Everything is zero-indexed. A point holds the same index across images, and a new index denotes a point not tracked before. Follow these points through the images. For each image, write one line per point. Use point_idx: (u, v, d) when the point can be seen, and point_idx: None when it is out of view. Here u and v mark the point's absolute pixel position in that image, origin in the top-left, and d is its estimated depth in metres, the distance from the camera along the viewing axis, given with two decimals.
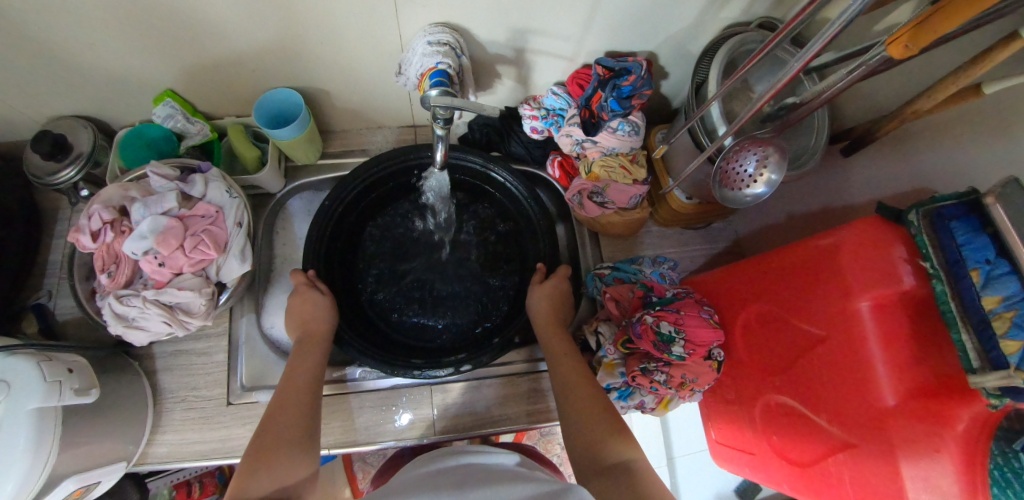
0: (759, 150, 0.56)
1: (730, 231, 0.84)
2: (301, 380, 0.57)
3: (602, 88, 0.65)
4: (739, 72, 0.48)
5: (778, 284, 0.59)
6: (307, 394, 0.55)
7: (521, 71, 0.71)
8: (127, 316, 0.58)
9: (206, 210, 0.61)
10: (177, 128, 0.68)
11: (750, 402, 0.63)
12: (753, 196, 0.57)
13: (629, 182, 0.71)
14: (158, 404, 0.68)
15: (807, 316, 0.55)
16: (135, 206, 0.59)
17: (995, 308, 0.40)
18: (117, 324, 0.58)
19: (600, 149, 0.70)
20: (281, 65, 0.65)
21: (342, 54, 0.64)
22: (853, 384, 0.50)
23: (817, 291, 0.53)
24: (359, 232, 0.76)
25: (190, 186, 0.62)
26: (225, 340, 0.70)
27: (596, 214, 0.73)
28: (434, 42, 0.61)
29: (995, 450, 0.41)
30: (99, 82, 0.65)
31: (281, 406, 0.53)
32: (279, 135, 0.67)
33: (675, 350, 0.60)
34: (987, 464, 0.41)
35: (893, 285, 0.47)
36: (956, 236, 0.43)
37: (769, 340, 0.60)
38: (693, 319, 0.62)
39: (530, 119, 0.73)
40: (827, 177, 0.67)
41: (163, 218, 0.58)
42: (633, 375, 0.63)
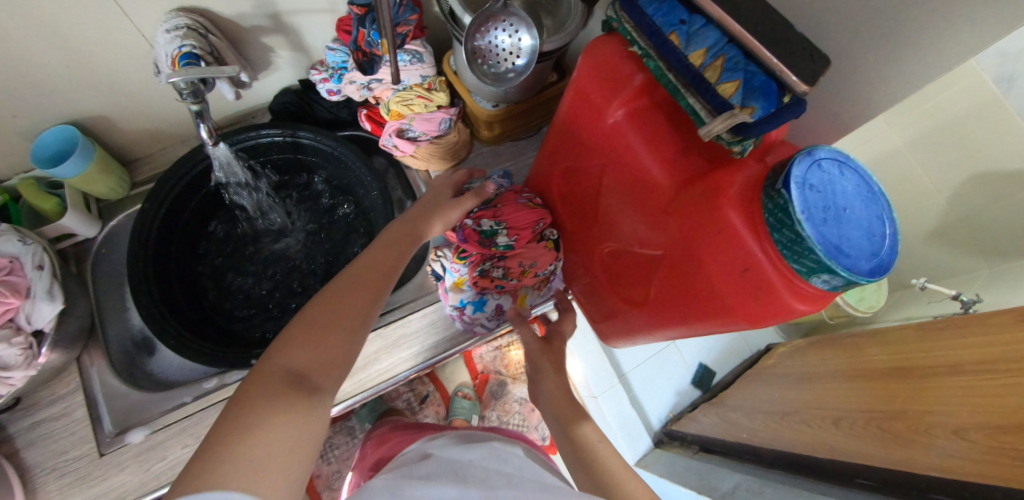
0: (505, 24, 0.57)
1: None
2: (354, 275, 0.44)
3: (363, 26, 0.65)
4: None
5: (562, 141, 0.58)
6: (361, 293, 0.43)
7: (290, 37, 0.71)
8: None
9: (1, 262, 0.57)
10: None
11: (591, 265, 0.63)
12: (518, 70, 0.59)
13: (434, 109, 0.71)
14: (26, 485, 0.62)
15: (591, 157, 0.55)
16: None
17: (704, 62, 0.43)
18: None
19: (389, 86, 0.70)
20: (36, 102, 0.63)
21: (92, 69, 0.62)
22: (644, 196, 0.51)
23: (585, 128, 0.54)
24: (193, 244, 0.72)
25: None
26: (82, 394, 0.67)
27: (413, 150, 0.73)
28: (171, 28, 0.60)
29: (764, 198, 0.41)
30: None
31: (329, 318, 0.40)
32: (61, 173, 0.65)
33: (501, 241, 0.60)
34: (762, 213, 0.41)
35: (629, 87, 0.48)
36: (646, 12, 0.44)
37: (580, 197, 0.60)
38: (510, 208, 0.62)
39: (322, 82, 0.72)
40: None
41: None
42: (476, 282, 0.61)
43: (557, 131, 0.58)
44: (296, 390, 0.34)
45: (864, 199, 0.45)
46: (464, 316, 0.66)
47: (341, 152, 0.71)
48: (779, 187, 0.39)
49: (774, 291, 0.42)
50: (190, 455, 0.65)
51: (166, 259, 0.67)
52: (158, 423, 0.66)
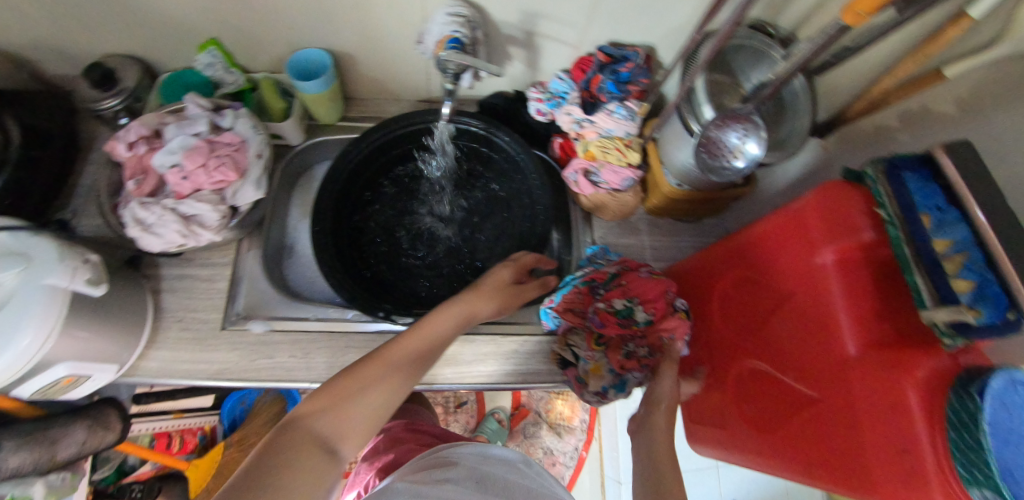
0: (740, 127, 0.61)
1: (721, 226, 0.86)
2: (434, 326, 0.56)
3: (601, 72, 0.72)
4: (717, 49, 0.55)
5: (752, 251, 0.61)
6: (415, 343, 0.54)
7: (531, 53, 0.78)
8: (150, 221, 0.63)
9: (229, 138, 0.67)
10: (215, 75, 0.76)
11: (724, 370, 0.65)
12: (735, 168, 0.62)
13: (623, 164, 0.75)
14: (156, 321, 0.71)
15: (777, 279, 0.57)
16: (171, 127, 0.66)
17: (946, 251, 0.43)
18: (139, 229, 0.63)
19: (597, 129, 0.75)
20: (315, 25, 0.73)
21: (369, 16, 0.71)
22: (818, 337, 0.52)
23: (787, 251, 0.56)
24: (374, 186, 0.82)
25: (218, 117, 0.68)
26: (229, 270, 0.74)
27: (590, 192, 0.77)
28: (453, 13, 0.68)
29: (950, 396, 0.40)
30: (153, 24, 0.73)
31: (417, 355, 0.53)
32: (306, 87, 0.74)
33: (639, 316, 0.63)
34: (945, 409, 0.41)
35: (854, 238, 0.50)
36: (907, 184, 0.46)
37: (742, 306, 0.63)
38: (635, 282, 0.66)
39: (536, 101, 0.79)
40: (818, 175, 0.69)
41: (193, 139, 0.65)
42: (623, 364, 0.63)
43: (749, 240, 0.62)
44: (370, 406, 0.47)
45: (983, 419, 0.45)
46: (608, 400, 0.67)
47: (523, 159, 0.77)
48: (973, 392, 0.38)
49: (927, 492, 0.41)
50: (293, 365, 0.70)
51: (348, 192, 0.77)
52: (280, 325, 0.72)
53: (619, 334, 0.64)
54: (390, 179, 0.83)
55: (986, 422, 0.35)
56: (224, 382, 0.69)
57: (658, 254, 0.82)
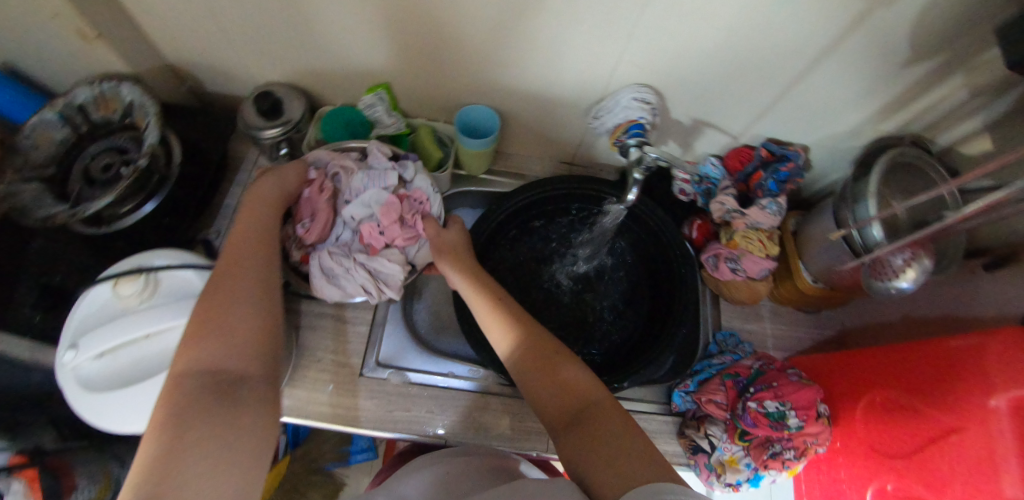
0: (911, 251, 0.63)
1: (836, 322, 0.87)
2: (246, 236, 0.55)
3: (763, 169, 0.76)
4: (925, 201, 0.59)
5: (912, 374, 0.64)
6: (261, 266, 0.53)
7: (687, 137, 0.82)
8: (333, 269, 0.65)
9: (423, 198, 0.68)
10: (376, 116, 0.78)
11: (863, 483, 0.66)
12: (898, 289, 0.64)
13: (762, 255, 0.77)
14: (296, 358, 0.70)
15: (941, 409, 0.59)
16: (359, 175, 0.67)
17: None
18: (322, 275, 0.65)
19: (746, 221, 0.76)
20: (489, 84, 0.75)
21: (546, 83, 0.73)
22: (980, 477, 0.53)
23: (955, 384, 0.58)
24: (523, 234, 0.87)
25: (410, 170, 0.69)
26: (370, 315, 0.75)
27: (727, 277, 0.81)
28: (640, 98, 0.70)
29: None
30: (332, 60, 0.74)
31: (250, 287, 0.51)
32: (469, 144, 0.75)
33: (791, 423, 0.64)
34: None
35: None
36: None
37: (891, 424, 0.64)
38: (789, 387, 0.66)
39: (683, 182, 0.82)
40: (962, 286, 0.67)
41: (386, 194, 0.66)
42: (765, 464, 0.65)
43: (908, 361, 0.65)
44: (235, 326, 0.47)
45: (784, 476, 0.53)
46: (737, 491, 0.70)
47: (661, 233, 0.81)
48: None
49: None
50: (428, 421, 0.69)
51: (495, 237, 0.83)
52: (421, 379, 0.72)
53: (766, 435, 0.65)
54: (535, 228, 0.88)
55: None
56: (359, 429, 0.68)
57: (778, 343, 0.84)
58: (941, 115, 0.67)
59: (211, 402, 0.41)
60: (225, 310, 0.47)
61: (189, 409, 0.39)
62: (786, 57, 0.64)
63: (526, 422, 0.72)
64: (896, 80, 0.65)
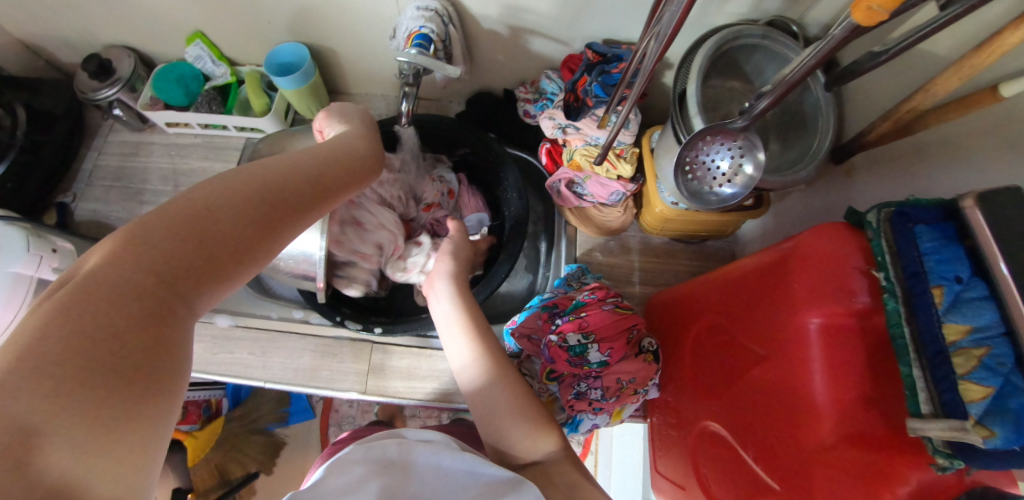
0: (731, 144, 0.51)
1: (725, 251, 0.76)
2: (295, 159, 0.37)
3: (589, 73, 0.65)
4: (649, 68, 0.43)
5: (727, 293, 0.53)
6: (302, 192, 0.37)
7: (521, 51, 0.72)
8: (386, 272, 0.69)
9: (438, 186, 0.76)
10: (205, 68, 0.80)
11: (687, 426, 0.57)
12: (722, 196, 0.53)
13: (613, 178, 0.69)
14: None
15: (752, 337, 0.48)
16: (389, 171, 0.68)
17: (958, 341, 0.33)
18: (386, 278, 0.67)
19: (582, 136, 0.68)
20: (293, 20, 0.71)
21: (344, 10, 0.68)
22: (789, 415, 0.43)
23: (765, 303, 0.47)
24: None
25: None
26: None
27: (574, 204, 0.73)
28: (422, 7, 0.63)
29: None
30: (140, 16, 0.73)
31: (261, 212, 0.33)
32: (280, 84, 0.73)
33: (592, 357, 0.56)
34: None
35: (846, 302, 0.40)
36: (919, 242, 0.36)
37: (712, 356, 0.54)
38: (596, 316, 0.58)
39: (524, 102, 0.76)
40: (830, 197, 0.57)
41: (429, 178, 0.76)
42: (570, 404, 0.58)
43: (728, 280, 0.53)
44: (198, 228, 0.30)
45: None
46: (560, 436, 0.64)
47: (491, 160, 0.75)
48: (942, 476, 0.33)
49: None
50: (251, 363, 0.70)
51: None
52: (248, 324, 0.73)
53: (572, 373, 0.58)
54: None
55: None
56: (186, 371, 0.70)
57: (646, 278, 0.75)
58: None
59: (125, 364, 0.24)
60: (227, 225, 0.31)
61: (80, 310, 0.24)
62: None
63: (349, 362, 0.71)
64: None
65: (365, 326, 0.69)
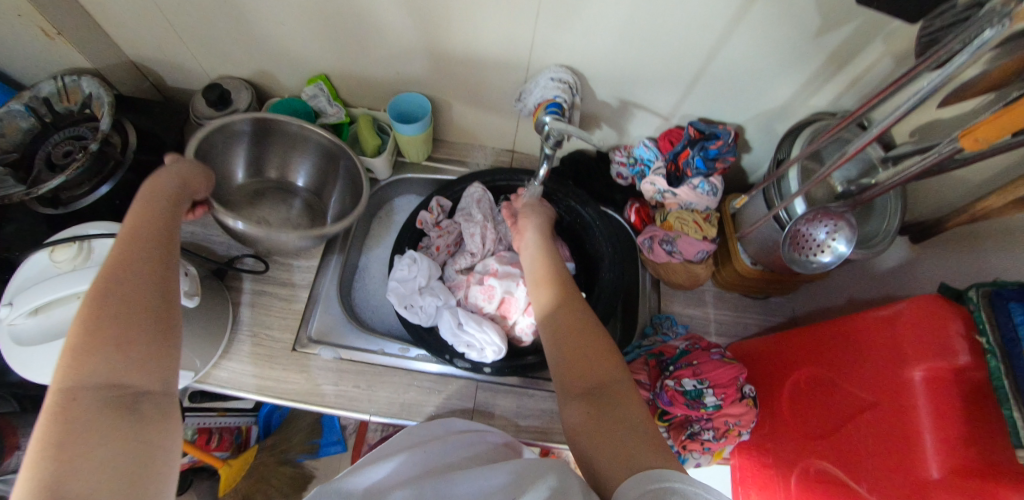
0: (831, 223, 0.61)
1: (787, 307, 0.86)
2: (134, 247, 0.44)
3: (691, 147, 0.74)
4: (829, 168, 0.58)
5: (828, 347, 0.63)
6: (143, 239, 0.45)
7: (620, 119, 0.82)
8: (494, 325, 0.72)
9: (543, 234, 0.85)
10: (319, 106, 0.80)
11: (787, 466, 0.65)
12: (821, 263, 0.62)
13: (699, 237, 0.76)
14: (232, 334, 0.73)
15: (856, 386, 0.58)
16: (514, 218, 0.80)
17: None
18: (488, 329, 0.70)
19: (678, 201, 0.77)
20: (421, 73, 0.78)
21: (474, 68, 0.75)
22: (899, 453, 0.52)
23: (871, 359, 0.57)
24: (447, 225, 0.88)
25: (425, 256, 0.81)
26: (307, 293, 0.77)
27: (662, 260, 0.78)
28: (556, 78, 0.73)
29: None
30: (273, 55, 0.78)
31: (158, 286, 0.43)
32: (403, 129, 0.77)
33: (708, 401, 0.63)
34: None
35: (948, 359, 0.50)
36: (1013, 315, 0.46)
37: (814, 402, 0.63)
38: (709, 365, 0.65)
39: (619, 165, 0.84)
40: (896, 268, 0.69)
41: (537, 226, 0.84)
42: (683, 443, 0.65)
43: (826, 337, 0.64)
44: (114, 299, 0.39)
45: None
46: None
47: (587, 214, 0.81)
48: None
49: None
50: (356, 396, 0.71)
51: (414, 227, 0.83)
52: (350, 355, 0.74)
53: (685, 414, 0.65)
54: None
55: None
56: (287, 402, 0.70)
57: (721, 328, 0.84)
58: (874, 85, 0.64)
59: (105, 415, 0.34)
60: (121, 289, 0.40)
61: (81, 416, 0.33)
62: (697, 31, 0.64)
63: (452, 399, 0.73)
64: (813, 50, 0.64)
65: (474, 365, 0.72)
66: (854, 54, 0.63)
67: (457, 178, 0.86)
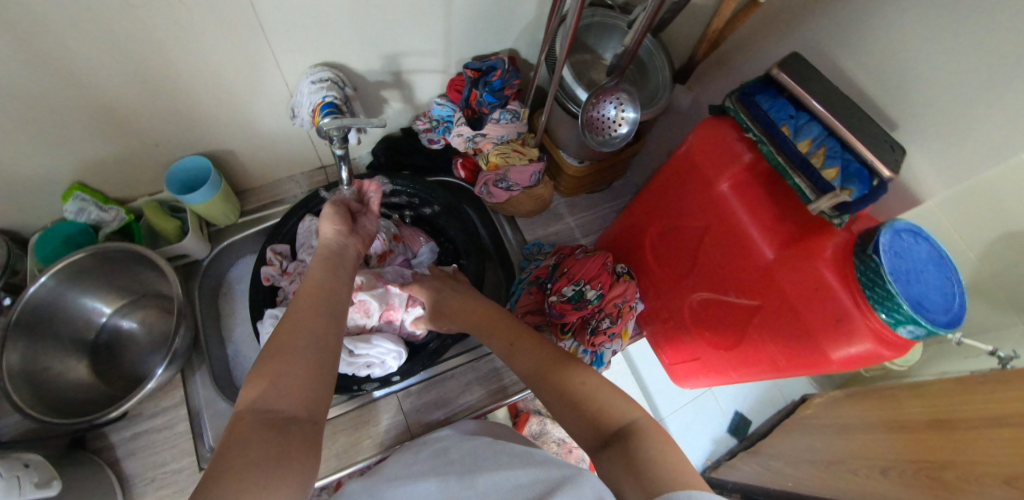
0: (613, 98, 0.66)
1: (629, 186, 0.94)
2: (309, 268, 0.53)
3: (476, 87, 0.75)
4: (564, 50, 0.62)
5: (658, 202, 0.68)
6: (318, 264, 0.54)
7: (405, 91, 0.81)
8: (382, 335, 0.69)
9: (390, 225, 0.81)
10: (92, 219, 0.71)
11: (677, 313, 0.69)
12: (622, 135, 0.67)
13: (525, 162, 0.79)
14: (126, 492, 0.66)
15: (691, 220, 0.63)
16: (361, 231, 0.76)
17: (810, 150, 0.50)
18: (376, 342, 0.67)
19: (490, 140, 0.78)
20: (184, 138, 0.71)
21: (237, 106, 0.70)
22: (742, 252, 0.58)
23: (689, 192, 0.62)
24: None
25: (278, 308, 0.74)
26: (184, 409, 0.70)
27: (505, 197, 0.82)
28: (317, 80, 0.69)
29: (863, 266, 0.46)
30: (3, 191, 0.67)
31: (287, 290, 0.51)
32: (191, 200, 0.71)
33: (591, 295, 0.66)
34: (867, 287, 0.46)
35: (738, 163, 0.56)
36: (762, 105, 0.53)
37: (671, 250, 0.68)
38: (578, 266, 0.69)
39: (426, 132, 0.83)
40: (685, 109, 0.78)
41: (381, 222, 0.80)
42: (592, 341, 0.67)
43: (653, 194, 0.68)
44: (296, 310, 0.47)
45: (936, 263, 0.48)
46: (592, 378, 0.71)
47: (419, 189, 0.82)
48: (870, 252, 0.46)
49: (857, 333, 0.48)
50: None
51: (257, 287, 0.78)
52: None
53: (581, 317, 0.67)
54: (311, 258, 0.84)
55: (885, 271, 0.44)
56: None
57: (585, 230, 0.88)
58: None
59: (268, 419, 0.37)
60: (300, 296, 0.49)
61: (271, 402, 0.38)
62: None
63: (381, 422, 0.71)
64: None
65: (383, 380, 0.70)
66: None
67: (279, 220, 0.81)
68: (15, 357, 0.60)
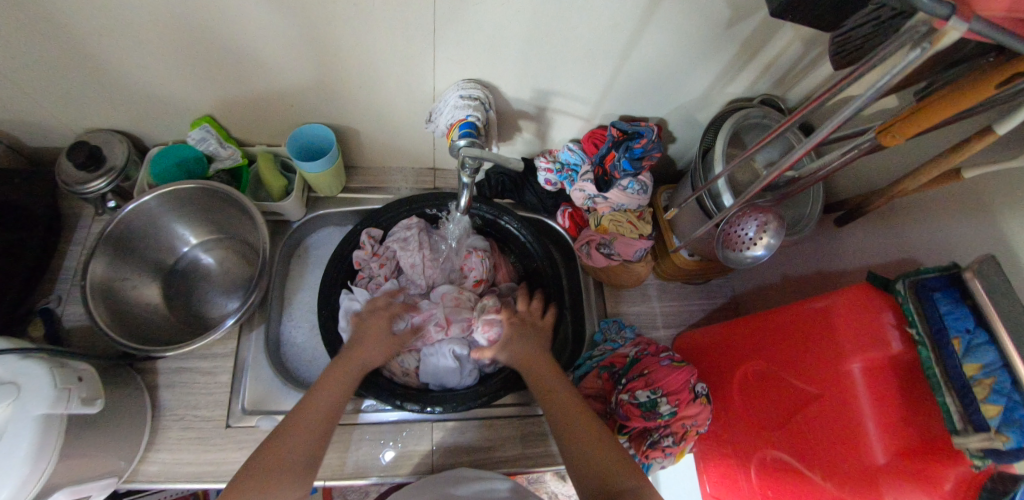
0: (760, 217, 0.60)
1: (728, 288, 0.90)
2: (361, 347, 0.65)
3: (616, 148, 0.72)
4: (748, 150, 0.53)
5: (768, 340, 0.63)
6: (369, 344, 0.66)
7: (541, 126, 0.80)
8: (461, 354, 0.76)
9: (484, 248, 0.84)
10: (209, 151, 0.72)
11: (744, 457, 0.66)
12: (754, 257, 0.61)
13: (636, 236, 0.75)
14: (154, 421, 0.67)
15: (802, 378, 0.58)
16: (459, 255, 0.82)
17: (975, 375, 0.43)
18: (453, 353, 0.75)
19: (610, 205, 0.75)
20: (322, 106, 0.72)
21: (381, 94, 0.70)
22: (846, 440, 0.52)
23: (811, 351, 0.57)
24: None
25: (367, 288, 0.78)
26: (232, 361, 0.71)
27: (603, 264, 0.78)
28: (466, 96, 0.68)
29: None
30: (147, 103, 0.69)
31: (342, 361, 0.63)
32: (307, 168, 0.71)
33: (664, 410, 0.62)
34: None
35: (882, 349, 0.50)
36: (939, 306, 0.47)
37: (763, 393, 0.63)
38: (659, 372, 0.65)
39: (545, 171, 0.80)
40: (823, 244, 0.73)
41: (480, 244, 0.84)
42: (645, 452, 0.64)
43: (771, 330, 0.63)
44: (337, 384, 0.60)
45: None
46: None
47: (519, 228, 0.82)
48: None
49: None
50: None
51: (339, 266, 0.78)
52: None
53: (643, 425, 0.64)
54: None
55: None
56: None
57: (667, 320, 0.85)
58: (786, 68, 0.66)
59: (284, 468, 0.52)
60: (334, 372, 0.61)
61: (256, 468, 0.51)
62: (609, 35, 0.61)
63: (408, 446, 0.70)
64: (725, 41, 0.63)
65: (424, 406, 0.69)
66: (765, 40, 0.63)
67: (383, 205, 0.82)
68: (99, 267, 0.63)
